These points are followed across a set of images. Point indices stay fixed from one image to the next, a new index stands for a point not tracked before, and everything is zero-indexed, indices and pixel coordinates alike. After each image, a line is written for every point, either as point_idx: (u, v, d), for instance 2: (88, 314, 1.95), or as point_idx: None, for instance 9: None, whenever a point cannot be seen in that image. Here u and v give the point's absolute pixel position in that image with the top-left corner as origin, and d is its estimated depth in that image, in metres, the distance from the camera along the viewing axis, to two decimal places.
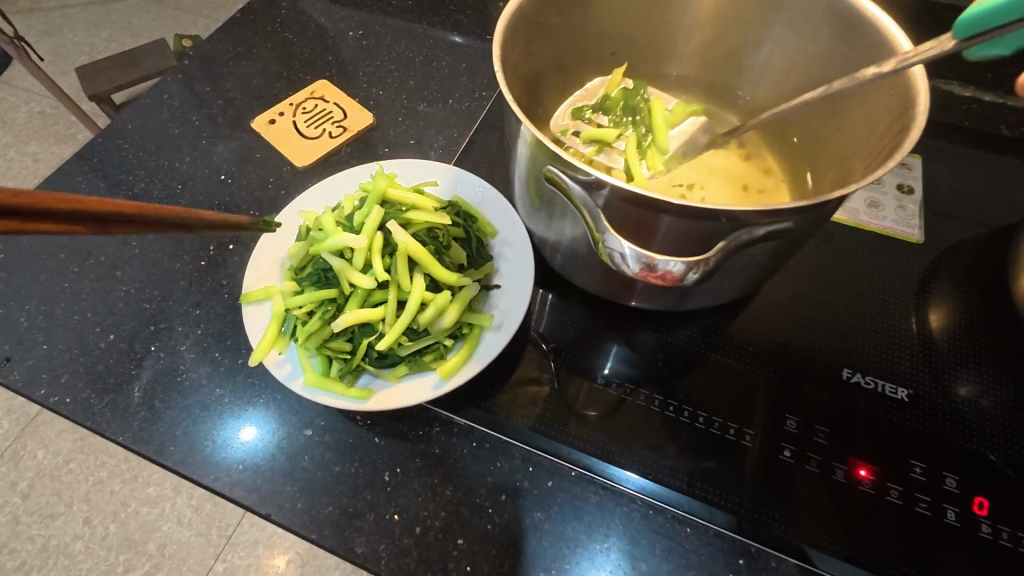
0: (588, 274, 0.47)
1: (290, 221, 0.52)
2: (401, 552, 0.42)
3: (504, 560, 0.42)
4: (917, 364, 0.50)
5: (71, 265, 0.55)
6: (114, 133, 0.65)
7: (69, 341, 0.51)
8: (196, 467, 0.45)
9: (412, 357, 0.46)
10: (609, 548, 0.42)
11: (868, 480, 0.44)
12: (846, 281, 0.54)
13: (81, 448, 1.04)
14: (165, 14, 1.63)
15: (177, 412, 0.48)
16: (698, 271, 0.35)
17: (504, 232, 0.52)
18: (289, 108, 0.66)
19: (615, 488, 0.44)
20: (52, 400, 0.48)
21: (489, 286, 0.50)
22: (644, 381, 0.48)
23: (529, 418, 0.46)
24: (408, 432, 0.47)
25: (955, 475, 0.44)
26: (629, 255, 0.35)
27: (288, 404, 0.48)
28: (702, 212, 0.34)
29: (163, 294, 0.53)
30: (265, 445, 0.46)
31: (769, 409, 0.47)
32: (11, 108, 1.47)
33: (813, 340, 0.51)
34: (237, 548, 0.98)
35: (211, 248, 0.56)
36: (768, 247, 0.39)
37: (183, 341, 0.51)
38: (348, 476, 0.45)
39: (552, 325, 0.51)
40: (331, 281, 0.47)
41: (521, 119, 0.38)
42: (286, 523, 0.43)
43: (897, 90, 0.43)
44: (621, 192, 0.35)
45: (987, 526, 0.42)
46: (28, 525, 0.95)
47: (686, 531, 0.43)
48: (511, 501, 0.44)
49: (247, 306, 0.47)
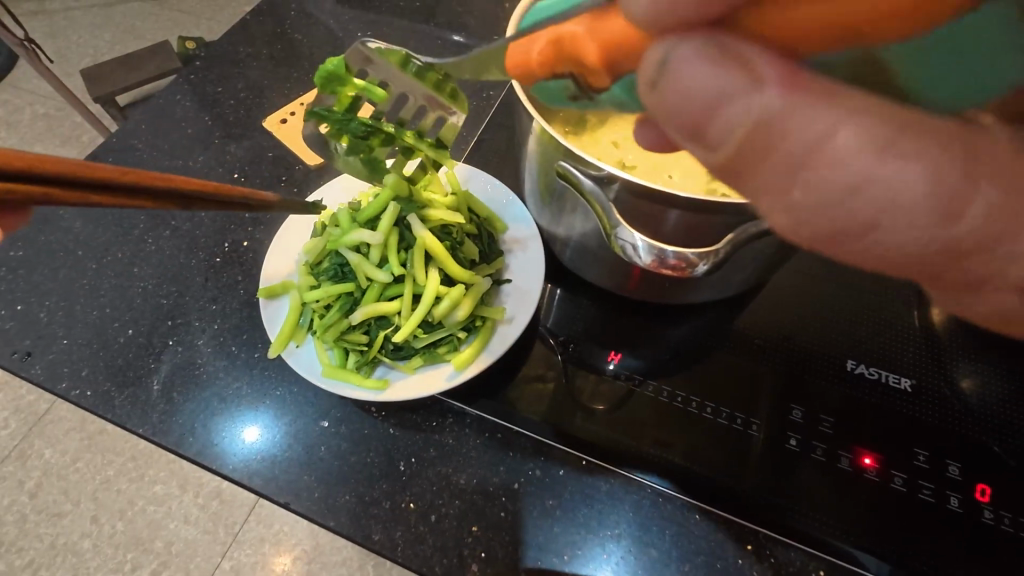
0: (597, 268, 0.48)
1: (304, 217, 0.53)
2: (417, 539, 0.43)
3: (517, 546, 0.43)
4: (920, 355, 0.51)
5: (89, 262, 0.56)
6: (128, 134, 0.66)
7: (88, 336, 0.52)
8: (215, 458, 0.46)
9: (426, 349, 0.47)
10: (619, 535, 0.43)
11: (873, 468, 0.45)
12: (850, 274, 0.55)
13: (88, 447, 1.05)
14: (168, 16, 1.64)
15: (196, 404, 0.49)
16: (707, 263, 0.36)
17: (514, 228, 0.53)
18: (300, 108, 0.68)
19: (625, 476, 0.45)
20: (74, 393, 0.49)
21: (500, 280, 0.51)
22: (652, 373, 0.49)
23: (540, 409, 0.47)
24: (422, 423, 0.48)
25: (957, 463, 0.45)
26: (641, 247, 0.37)
27: (304, 396, 0.49)
28: (710, 205, 0.35)
29: (180, 290, 0.54)
30: (283, 436, 0.47)
31: (775, 399, 0.48)
32: (15, 111, 1.48)
33: (818, 332, 0.52)
34: (243, 547, 0.99)
35: (226, 244, 0.57)
36: (773, 240, 0.40)
37: (200, 335, 0.52)
38: (364, 466, 0.46)
39: (562, 319, 0.52)
40: (347, 276, 0.49)
41: (534, 116, 0.39)
42: (304, 512, 0.44)
43: None
44: (633, 186, 0.36)
45: (989, 512, 0.43)
46: (35, 524, 0.97)
47: (695, 517, 0.44)
48: (524, 490, 0.45)
49: (265, 300, 0.48)
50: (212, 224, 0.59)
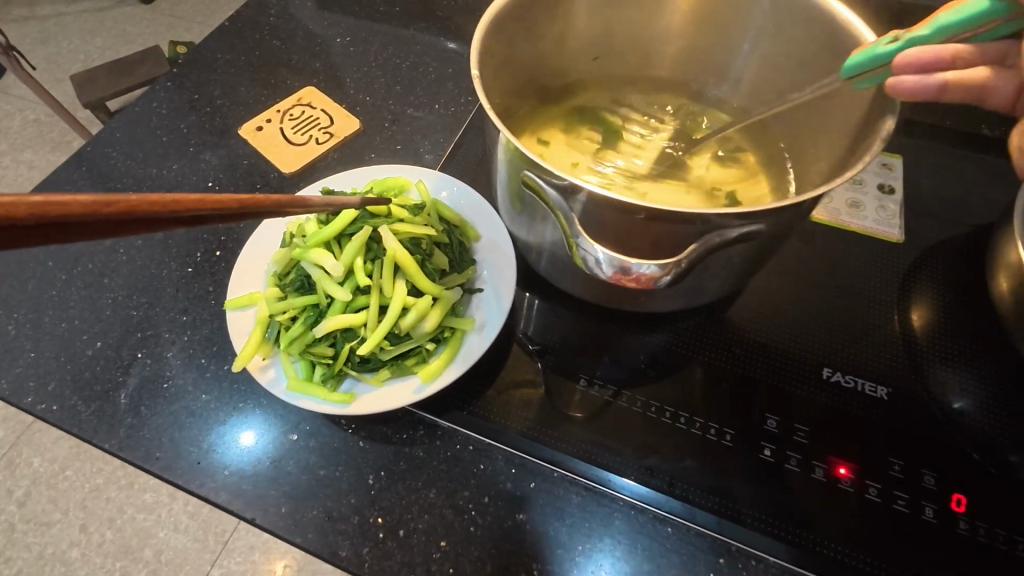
0: (570, 278, 0.48)
1: (276, 228, 0.52)
2: (384, 555, 0.42)
3: (486, 562, 0.42)
4: (897, 361, 0.50)
5: (59, 272, 0.55)
6: (104, 141, 0.66)
7: (55, 349, 0.51)
8: (182, 472, 0.46)
9: (394, 361, 0.46)
10: (590, 549, 0.42)
11: (848, 478, 0.44)
12: (828, 280, 0.55)
13: (76, 455, 1.05)
14: (158, 21, 1.64)
15: (164, 417, 0.48)
16: (671, 274, 0.37)
17: (487, 237, 0.53)
18: (276, 115, 0.68)
19: (598, 489, 0.44)
20: (39, 408, 0.49)
21: (471, 290, 0.50)
22: (626, 383, 0.49)
23: (515, 421, 0.47)
24: (393, 436, 0.47)
25: (933, 473, 0.44)
26: (603, 260, 0.37)
27: (274, 409, 0.48)
28: (676, 216, 0.35)
29: (150, 301, 0.54)
30: (251, 452, 0.46)
31: (750, 410, 0.47)
32: (6, 117, 1.48)
33: (795, 340, 0.51)
34: (232, 554, 0.99)
35: (198, 254, 0.57)
36: (745, 247, 0.40)
37: (169, 347, 0.51)
38: (331, 481, 0.45)
39: (540, 327, 0.52)
40: (314, 288, 0.48)
41: (498, 125, 0.39)
42: (269, 528, 0.43)
43: (870, 91, 0.44)
44: (596, 197, 0.35)
45: (964, 523, 0.42)
46: (23, 533, 0.96)
47: (667, 530, 0.43)
48: (494, 503, 0.44)
49: (231, 313, 0.48)
50: (185, 233, 0.58)
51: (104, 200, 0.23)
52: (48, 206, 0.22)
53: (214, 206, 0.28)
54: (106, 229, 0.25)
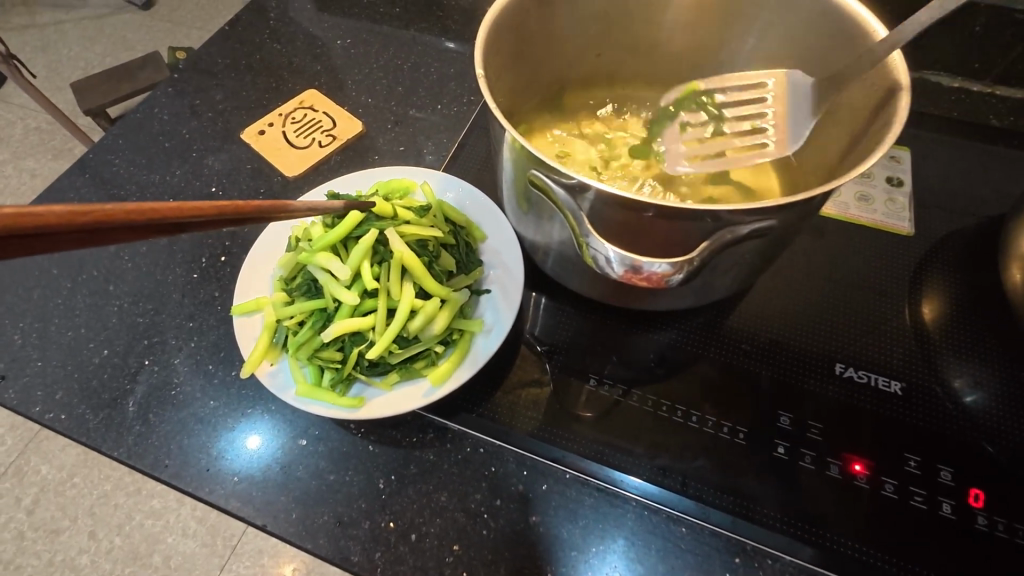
0: (578, 278, 0.47)
1: (280, 232, 0.52)
2: (396, 560, 0.42)
3: (499, 565, 0.42)
4: (909, 354, 0.50)
5: (64, 280, 0.55)
6: (106, 148, 0.66)
7: (62, 358, 0.51)
8: (191, 480, 0.45)
9: (403, 365, 0.46)
10: (604, 550, 0.42)
11: (863, 475, 0.44)
12: (838, 274, 0.54)
13: (84, 462, 1.04)
14: (156, 26, 1.65)
15: (172, 425, 0.48)
16: (683, 272, 0.36)
17: (493, 237, 0.52)
18: (278, 119, 0.67)
19: (610, 489, 0.44)
20: (47, 417, 0.48)
21: (478, 291, 0.50)
22: (636, 382, 0.48)
23: (524, 422, 0.46)
24: (403, 439, 0.47)
25: (949, 468, 0.44)
26: (613, 259, 0.36)
27: (282, 414, 0.48)
28: (686, 213, 0.34)
29: (156, 307, 0.54)
30: (260, 458, 0.46)
31: (763, 407, 0.47)
32: (8, 125, 1.48)
33: (806, 336, 0.51)
34: (242, 558, 1.00)
35: (203, 259, 0.56)
36: (756, 244, 0.39)
37: (176, 354, 0.51)
38: (342, 485, 0.45)
39: (548, 327, 0.51)
40: (321, 292, 0.48)
41: (504, 124, 0.38)
42: (280, 534, 0.43)
43: (879, 84, 0.43)
44: (605, 195, 0.35)
45: (982, 518, 0.42)
46: (32, 541, 0.96)
47: (681, 530, 0.43)
48: (506, 505, 0.44)
49: (238, 319, 0.47)
50: (189, 239, 0.58)
51: (81, 211, 0.23)
52: (23, 217, 0.21)
53: (196, 214, 0.28)
54: (81, 237, 0.25)
